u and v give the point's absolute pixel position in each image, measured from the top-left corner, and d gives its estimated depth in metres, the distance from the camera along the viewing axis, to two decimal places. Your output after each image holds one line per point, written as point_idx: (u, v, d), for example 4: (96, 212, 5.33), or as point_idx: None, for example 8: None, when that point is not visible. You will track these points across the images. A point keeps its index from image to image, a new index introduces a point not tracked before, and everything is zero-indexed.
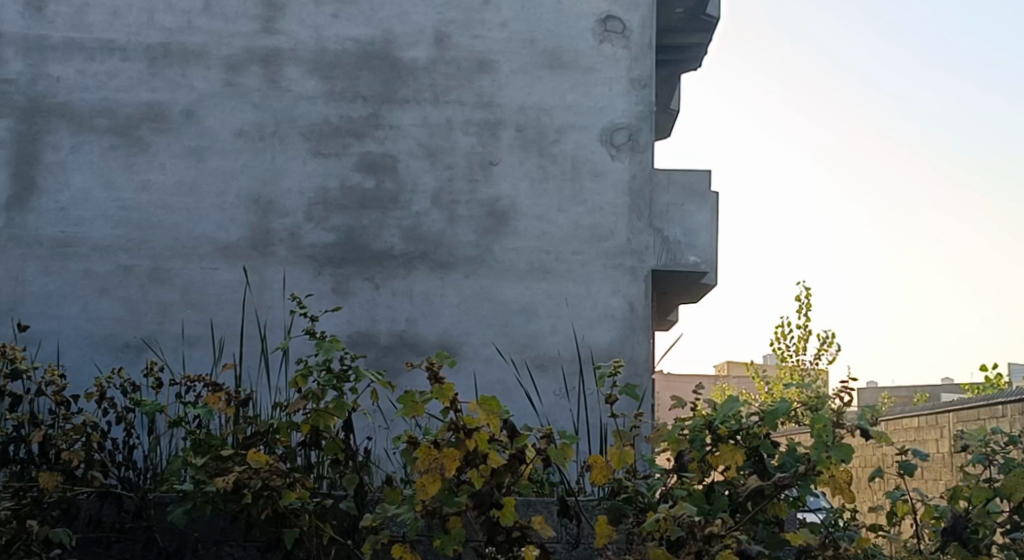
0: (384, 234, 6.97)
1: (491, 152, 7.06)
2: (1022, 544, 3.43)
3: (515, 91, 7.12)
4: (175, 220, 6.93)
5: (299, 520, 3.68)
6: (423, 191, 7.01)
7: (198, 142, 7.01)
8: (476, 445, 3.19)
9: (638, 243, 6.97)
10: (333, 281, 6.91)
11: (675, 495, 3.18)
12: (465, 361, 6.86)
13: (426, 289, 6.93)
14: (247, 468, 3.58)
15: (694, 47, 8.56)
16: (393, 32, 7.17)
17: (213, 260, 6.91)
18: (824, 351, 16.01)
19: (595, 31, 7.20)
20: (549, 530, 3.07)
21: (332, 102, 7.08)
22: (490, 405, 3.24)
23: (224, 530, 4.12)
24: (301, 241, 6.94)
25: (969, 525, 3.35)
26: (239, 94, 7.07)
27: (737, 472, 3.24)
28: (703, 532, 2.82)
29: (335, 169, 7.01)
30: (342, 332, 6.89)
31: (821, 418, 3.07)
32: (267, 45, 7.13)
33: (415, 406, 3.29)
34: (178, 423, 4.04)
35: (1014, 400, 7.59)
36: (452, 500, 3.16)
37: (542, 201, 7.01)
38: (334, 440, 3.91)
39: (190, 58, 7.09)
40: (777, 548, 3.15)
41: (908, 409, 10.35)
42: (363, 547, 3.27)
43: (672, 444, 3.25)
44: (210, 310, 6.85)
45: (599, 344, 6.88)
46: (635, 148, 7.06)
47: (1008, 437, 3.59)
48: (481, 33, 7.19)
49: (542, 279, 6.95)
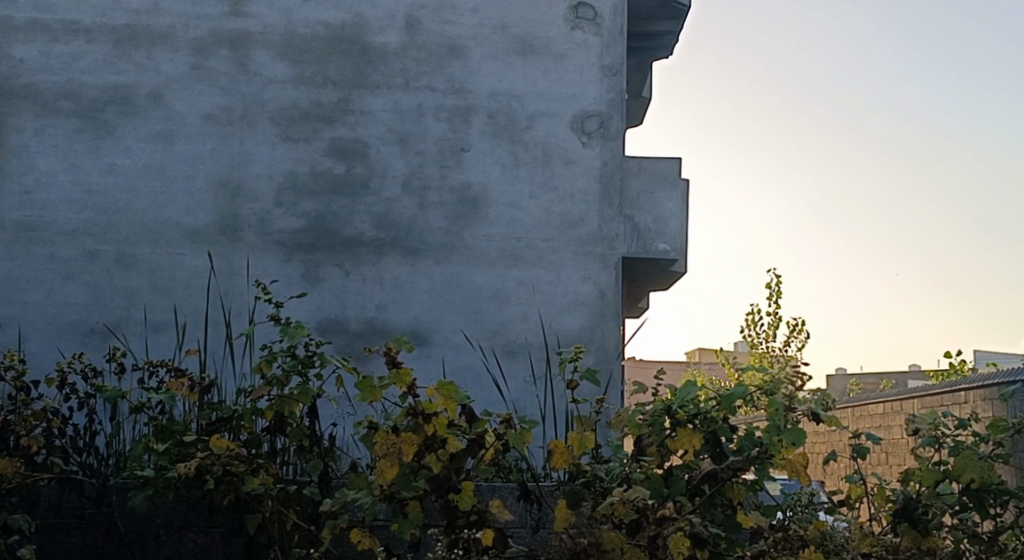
0: (354, 221, 6.94)
1: (462, 138, 7.04)
2: (970, 523, 3.37)
3: (486, 78, 7.11)
4: (141, 205, 6.88)
5: (263, 507, 3.68)
6: (394, 177, 6.99)
7: (165, 126, 6.96)
8: (434, 430, 3.18)
9: (609, 230, 6.99)
10: (302, 268, 6.89)
11: (632, 480, 3.18)
12: (434, 348, 6.87)
13: (396, 276, 6.91)
14: (209, 454, 3.59)
15: (665, 35, 8.56)
16: (364, 17, 7.13)
17: (181, 245, 6.87)
18: (793, 338, 16.07)
19: (566, 17, 7.18)
20: (508, 512, 3.11)
21: (302, 87, 7.03)
22: (448, 390, 3.25)
23: (187, 516, 4.07)
24: (270, 226, 6.91)
25: (920, 506, 3.30)
26: (206, 78, 7.01)
27: (694, 457, 3.28)
28: (656, 514, 2.90)
29: (304, 155, 6.97)
30: (311, 318, 6.87)
31: (774, 401, 3.08)
32: (235, 28, 7.07)
33: (373, 392, 3.28)
34: (140, 408, 3.99)
35: (976, 386, 7.67)
36: (410, 485, 3.16)
37: (513, 188, 7.01)
38: (299, 426, 3.93)
39: (156, 40, 7.02)
40: (734, 531, 3.16)
41: (874, 395, 10.45)
42: (322, 533, 3.29)
43: (632, 430, 3.26)
44: (177, 296, 6.82)
45: (568, 331, 6.89)
46: (606, 135, 7.06)
47: (958, 419, 3.49)
48: (453, 18, 7.16)
49: (512, 266, 6.95)
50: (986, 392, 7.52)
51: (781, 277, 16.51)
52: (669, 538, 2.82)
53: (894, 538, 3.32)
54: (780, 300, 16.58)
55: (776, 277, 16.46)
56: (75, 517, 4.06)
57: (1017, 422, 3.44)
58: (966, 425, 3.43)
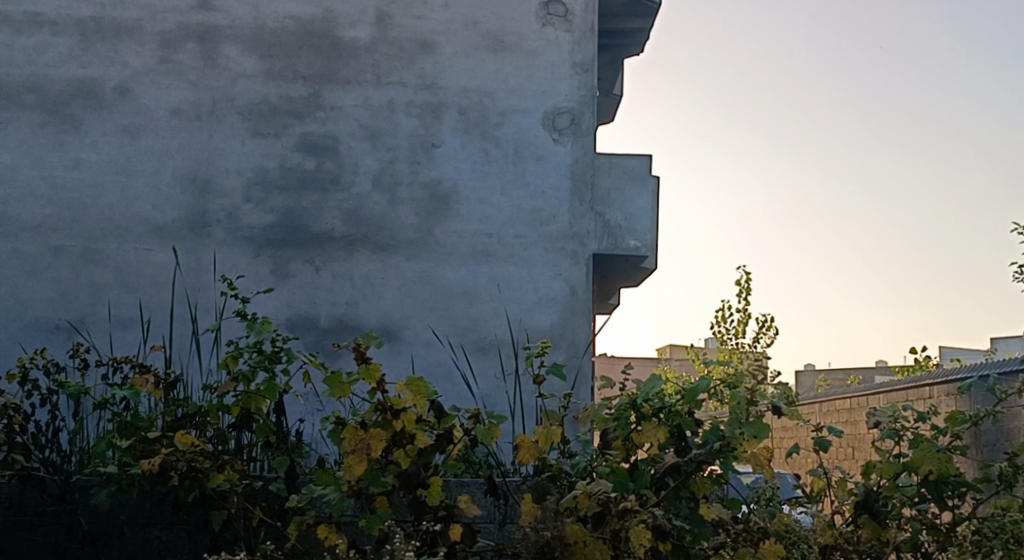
0: (324, 217, 6.91)
1: (433, 134, 7.03)
2: (927, 515, 3.32)
3: (458, 74, 7.10)
4: (108, 200, 6.82)
5: (228, 503, 3.64)
6: (365, 173, 6.96)
7: (132, 120, 6.89)
8: (402, 426, 3.17)
9: (580, 227, 6.98)
10: (271, 264, 6.85)
11: (597, 473, 3.19)
12: (405, 345, 6.85)
13: (367, 273, 6.89)
14: (174, 450, 3.55)
15: (636, 32, 8.58)
16: (334, 12, 7.10)
17: (148, 240, 6.81)
18: (762, 335, 16.14)
19: (538, 14, 7.19)
20: (477, 507, 3.07)
21: (271, 81, 6.99)
22: (418, 386, 3.19)
23: (151, 513, 4.04)
24: (239, 221, 6.86)
25: (879, 498, 3.28)
26: (174, 72, 6.95)
27: (660, 451, 3.26)
28: (618, 507, 2.91)
29: (274, 150, 6.93)
30: (280, 314, 6.83)
31: (738, 394, 3.09)
32: (203, 21, 7.02)
33: (341, 387, 3.22)
34: (104, 404, 3.93)
35: (940, 382, 7.72)
36: (378, 480, 3.14)
37: (484, 184, 7.00)
38: (265, 422, 3.89)
39: (123, 33, 6.96)
40: (699, 524, 3.11)
41: (842, 390, 10.57)
42: (289, 528, 3.28)
43: (599, 425, 3.26)
44: (143, 293, 6.76)
45: (538, 327, 6.90)
46: (577, 132, 7.06)
47: (918, 412, 3.46)
48: (424, 14, 7.15)
49: (483, 262, 6.94)
50: (949, 387, 7.57)
51: (750, 275, 16.57)
52: (633, 530, 2.83)
53: (855, 529, 3.31)
54: (749, 297, 16.62)
55: (746, 274, 16.52)
56: (37, 514, 4.02)
57: (975, 414, 3.41)
58: (927, 419, 3.41)
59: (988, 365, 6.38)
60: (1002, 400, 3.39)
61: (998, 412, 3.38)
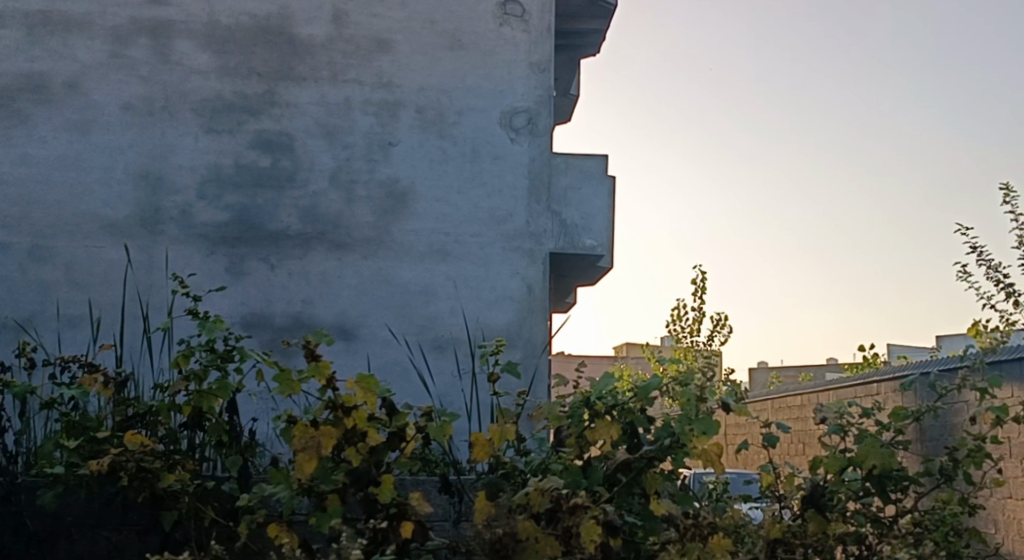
0: (279, 214, 6.86)
1: (390, 132, 7.00)
2: (872, 508, 3.36)
3: (414, 72, 7.08)
4: (57, 196, 6.73)
5: (178, 503, 3.60)
6: (321, 170, 6.92)
7: (82, 115, 6.81)
8: (354, 423, 3.18)
9: (536, 226, 7.00)
10: (225, 262, 6.78)
11: (550, 470, 3.19)
12: (361, 343, 6.81)
13: (323, 271, 6.85)
14: (124, 450, 3.50)
15: (593, 33, 8.61)
16: (289, 9, 7.06)
17: (98, 237, 6.72)
18: (716, 333, 16.28)
19: (494, 14, 7.21)
20: (428, 504, 3.06)
21: (225, 77, 6.94)
22: (368, 384, 3.20)
23: (100, 514, 3.96)
24: (193, 219, 6.80)
25: (826, 492, 3.30)
26: (125, 66, 6.87)
27: (612, 448, 3.28)
28: (569, 503, 2.90)
29: (228, 146, 6.87)
30: (235, 312, 6.77)
31: (687, 391, 3.13)
32: (155, 16, 6.95)
33: (291, 385, 3.19)
34: (50, 404, 3.88)
35: (887, 378, 7.81)
36: (329, 477, 3.14)
37: (441, 182, 6.99)
38: (217, 422, 3.86)
39: (73, 27, 6.88)
40: (650, 519, 3.19)
41: (793, 388, 10.68)
42: (240, 527, 3.27)
43: (552, 421, 3.28)
44: (93, 290, 6.68)
45: (495, 325, 6.90)
46: (534, 131, 7.07)
47: (863, 409, 3.50)
48: (381, 12, 7.13)
49: (440, 261, 6.93)
50: (895, 384, 7.66)
51: (705, 274, 16.70)
52: (583, 525, 2.84)
53: (801, 522, 3.32)
54: (704, 295, 16.75)
55: (701, 273, 16.64)
56: None
57: (917, 410, 3.44)
58: (871, 415, 3.45)
59: (930, 363, 6.51)
60: (942, 396, 3.44)
61: (939, 408, 3.42)
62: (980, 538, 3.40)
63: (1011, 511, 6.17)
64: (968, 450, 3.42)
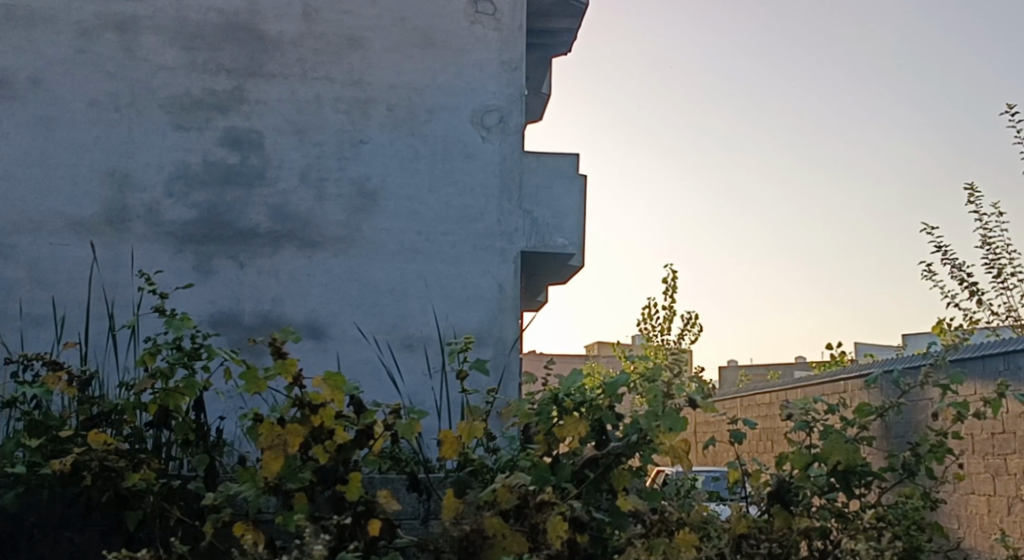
0: (248, 212, 6.81)
1: (361, 130, 6.97)
2: (836, 503, 3.38)
3: (385, 70, 7.06)
4: (21, 193, 6.65)
5: (143, 502, 3.56)
6: (291, 168, 6.88)
7: (46, 112, 6.73)
8: (321, 421, 3.15)
9: (508, 224, 6.99)
10: (193, 259, 6.73)
11: (518, 467, 3.17)
12: (331, 342, 6.78)
13: (292, 269, 6.81)
14: (87, 450, 3.46)
15: (564, 32, 8.62)
16: (259, 5, 7.01)
17: (64, 235, 6.65)
18: (687, 332, 16.34)
19: (466, 12, 7.19)
20: (396, 502, 3.06)
21: (194, 74, 6.88)
22: (335, 381, 3.17)
23: (64, 515, 3.91)
24: (160, 216, 6.74)
25: (792, 487, 3.34)
26: (91, 62, 6.80)
27: (581, 445, 3.27)
28: (535, 499, 2.90)
29: (196, 143, 6.82)
30: (202, 311, 6.71)
31: (653, 388, 3.11)
32: (122, 11, 6.88)
33: (257, 383, 3.16)
34: (12, 404, 3.83)
35: (853, 376, 7.87)
36: (295, 476, 3.11)
37: (412, 181, 6.97)
38: (184, 421, 3.81)
39: (37, 22, 6.80)
40: (618, 517, 3.19)
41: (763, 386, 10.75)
42: (205, 526, 3.27)
43: (521, 419, 3.26)
44: (58, 288, 6.61)
45: (466, 324, 6.88)
46: (505, 130, 7.06)
47: (829, 405, 3.50)
48: (351, 9, 7.10)
49: (412, 259, 6.90)
50: (862, 381, 7.72)
51: (676, 273, 16.75)
52: (549, 521, 2.84)
53: (767, 518, 3.37)
54: (675, 295, 16.81)
55: (672, 273, 16.69)
56: None
57: (882, 406, 3.46)
58: (836, 412, 3.45)
59: (895, 360, 6.56)
60: (906, 392, 3.44)
61: (903, 404, 3.44)
62: (944, 532, 3.41)
63: (973, 506, 6.22)
64: (929, 446, 3.46)
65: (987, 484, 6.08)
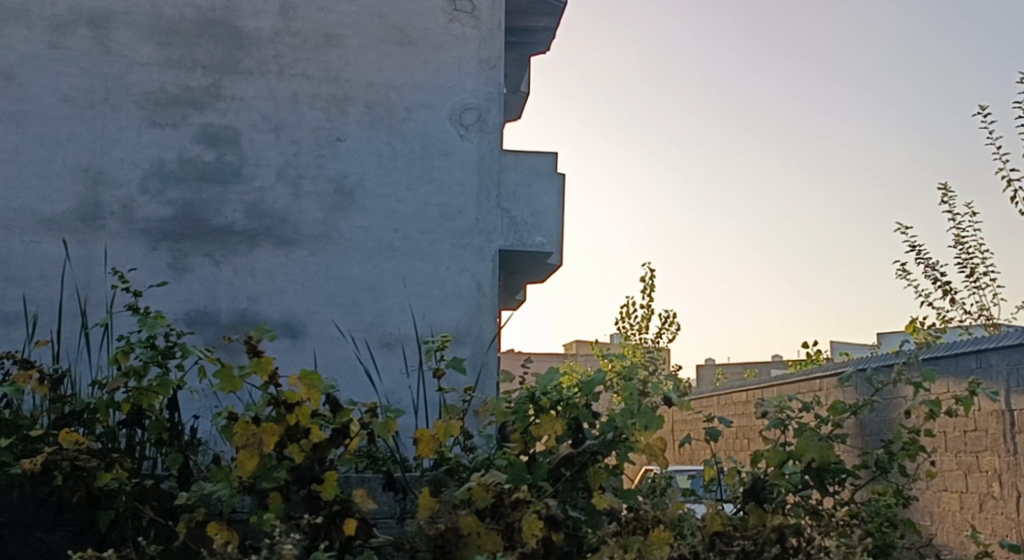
0: (224, 209, 6.77)
1: (338, 127, 6.94)
2: (810, 501, 3.39)
3: (363, 67, 7.03)
4: None
5: (115, 503, 3.53)
6: (267, 165, 6.84)
7: (18, 107, 6.66)
8: (296, 420, 3.13)
9: (486, 223, 6.97)
10: (168, 257, 6.68)
11: (495, 465, 3.16)
12: (308, 340, 6.74)
13: (269, 267, 6.76)
14: (58, 449, 3.43)
15: (544, 30, 8.62)
16: (235, 1, 6.97)
17: (35, 232, 6.59)
18: (665, 331, 16.37)
19: (444, 9, 7.17)
20: (371, 501, 3.06)
21: (169, 70, 6.83)
22: (312, 379, 3.14)
23: (34, 515, 3.86)
24: (134, 214, 6.69)
25: (766, 485, 3.36)
26: (64, 57, 6.74)
27: (557, 443, 3.27)
28: (510, 497, 2.89)
29: (172, 140, 6.77)
30: (178, 309, 6.66)
31: (629, 385, 3.10)
32: (96, 7, 6.83)
33: (233, 381, 3.13)
34: None
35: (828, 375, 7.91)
36: (270, 475, 3.09)
37: (389, 178, 6.94)
38: (157, 420, 3.78)
39: (9, 16, 6.73)
40: (594, 515, 3.17)
41: (740, 385, 10.78)
42: (179, 526, 3.26)
43: (497, 417, 3.25)
44: (30, 285, 6.54)
45: (444, 322, 6.86)
46: (484, 128, 7.04)
47: (804, 403, 3.51)
48: (329, 6, 7.07)
49: (390, 257, 6.88)
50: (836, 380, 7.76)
51: (655, 272, 16.78)
52: (524, 521, 2.84)
53: (742, 516, 3.38)
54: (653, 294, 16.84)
55: (650, 271, 16.72)
56: None
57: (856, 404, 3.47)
58: (811, 410, 3.46)
59: (868, 359, 6.59)
60: (879, 390, 3.45)
61: (876, 401, 3.45)
62: (916, 529, 3.43)
63: (946, 503, 6.27)
64: (902, 443, 3.48)
65: (959, 482, 6.12)
